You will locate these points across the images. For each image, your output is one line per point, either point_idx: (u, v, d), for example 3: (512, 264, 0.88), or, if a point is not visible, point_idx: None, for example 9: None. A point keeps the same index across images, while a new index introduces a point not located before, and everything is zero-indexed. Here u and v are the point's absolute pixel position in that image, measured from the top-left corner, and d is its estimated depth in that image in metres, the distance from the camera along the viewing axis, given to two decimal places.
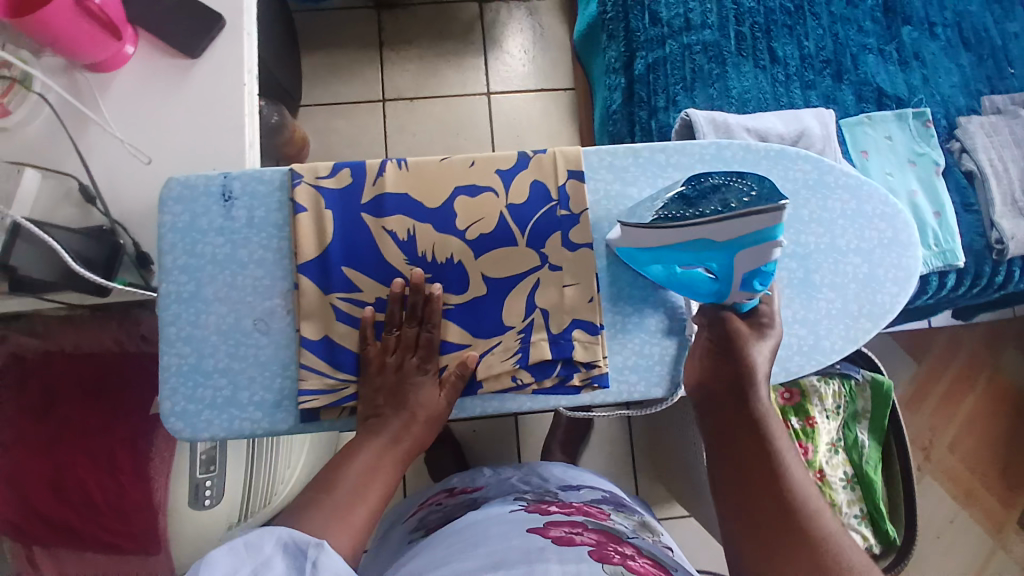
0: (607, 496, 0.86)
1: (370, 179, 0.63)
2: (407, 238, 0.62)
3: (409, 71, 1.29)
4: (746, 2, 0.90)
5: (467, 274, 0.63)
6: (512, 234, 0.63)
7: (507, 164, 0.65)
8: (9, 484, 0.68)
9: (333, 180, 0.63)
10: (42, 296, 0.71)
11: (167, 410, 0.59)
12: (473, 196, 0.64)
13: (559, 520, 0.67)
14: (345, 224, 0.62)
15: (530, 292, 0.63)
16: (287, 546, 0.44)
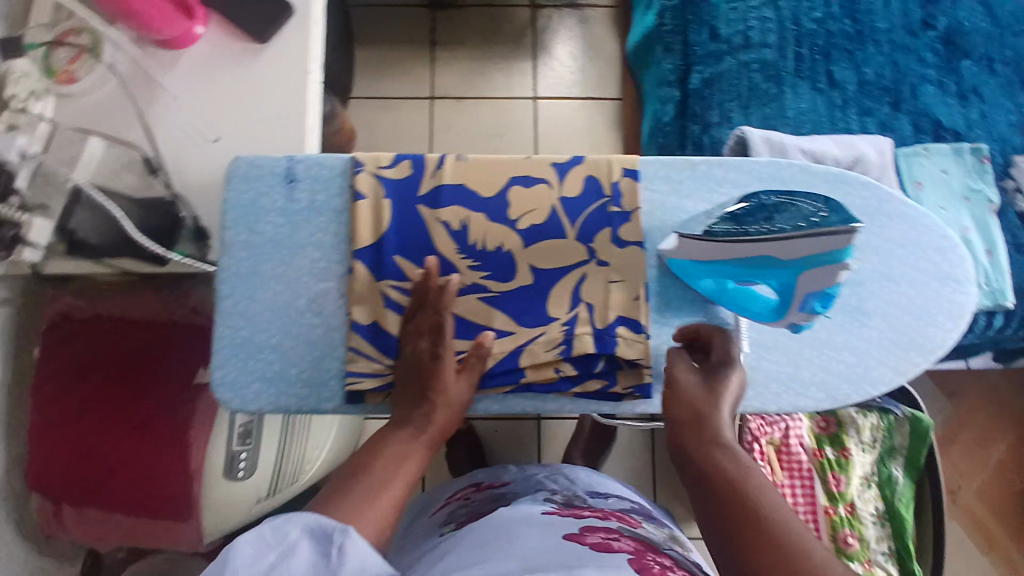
0: (636, 508, 0.86)
1: (429, 170, 0.65)
2: (460, 229, 0.63)
3: (458, 70, 1.30)
4: (807, 24, 0.89)
5: (516, 266, 0.63)
6: (562, 227, 0.64)
7: (562, 159, 0.66)
8: (46, 444, 0.73)
9: (393, 170, 0.65)
10: (101, 260, 0.73)
11: (218, 379, 0.61)
12: (528, 186, 0.65)
13: (595, 526, 0.67)
14: (401, 212, 0.64)
15: (576, 286, 0.63)
16: (314, 530, 0.43)
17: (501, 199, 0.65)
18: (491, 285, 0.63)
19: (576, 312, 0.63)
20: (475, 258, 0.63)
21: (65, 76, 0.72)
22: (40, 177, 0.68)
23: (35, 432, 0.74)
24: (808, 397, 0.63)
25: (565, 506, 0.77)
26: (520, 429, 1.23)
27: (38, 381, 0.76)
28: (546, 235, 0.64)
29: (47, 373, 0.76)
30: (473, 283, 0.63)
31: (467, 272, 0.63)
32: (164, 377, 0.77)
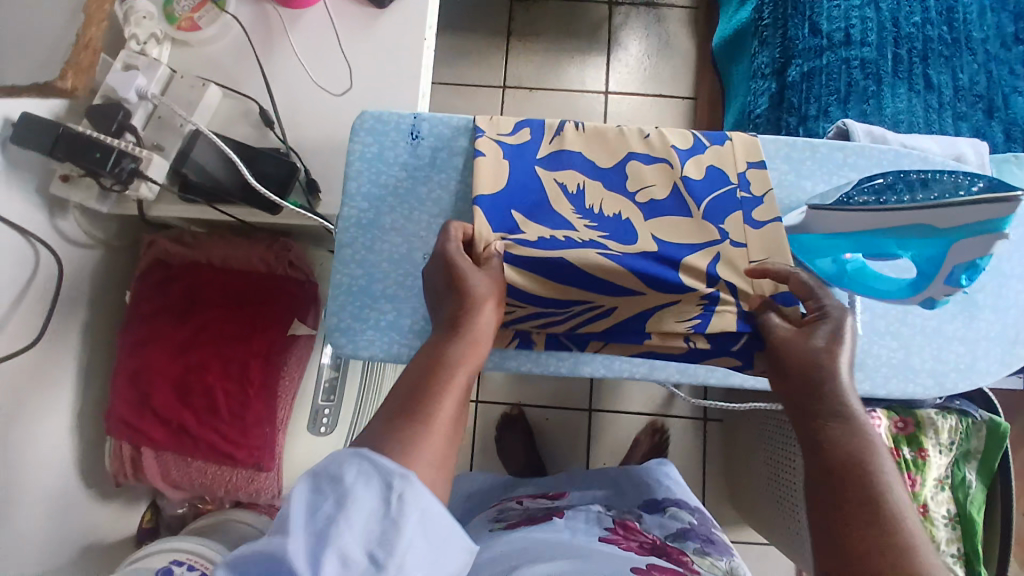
0: (705, 525, 0.76)
1: (548, 137, 0.65)
2: (576, 191, 0.63)
3: (533, 62, 1.32)
4: (906, 27, 0.91)
5: (638, 234, 0.60)
6: (687, 206, 0.62)
7: (685, 145, 0.65)
8: (138, 383, 0.75)
9: (512, 138, 0.65)
10: (214, 207, 0.75)
11: (333, 325, 0.61)
12: (648, 162, 0.64)
13: (661, 566, 0.61)
14: (522, 177, 0.63)
15: (711, 263, 0.60)
16: (370, 472, 0.37)
17: (621, 174, 0.64)
18: (611, 245, 0.60)
19: (718, 289, 0.59)
20: (593, 220, 0.62)
21: (189, 23, 0.75)
22: (155, 120, 0.72)
23: (129, 371, 0.75)
24: (916, 384, 0.63)
25: (620, 529, 0.72)
26: (571, 419, 1.23)
27: (134, 322, 0.77)
28: (667, 212, 0.62)
29: (140, 315, 0.77)
30: (592, 240, 0.60)
31: (584, 231, 0.61)
32: (261, 325, 0.77)
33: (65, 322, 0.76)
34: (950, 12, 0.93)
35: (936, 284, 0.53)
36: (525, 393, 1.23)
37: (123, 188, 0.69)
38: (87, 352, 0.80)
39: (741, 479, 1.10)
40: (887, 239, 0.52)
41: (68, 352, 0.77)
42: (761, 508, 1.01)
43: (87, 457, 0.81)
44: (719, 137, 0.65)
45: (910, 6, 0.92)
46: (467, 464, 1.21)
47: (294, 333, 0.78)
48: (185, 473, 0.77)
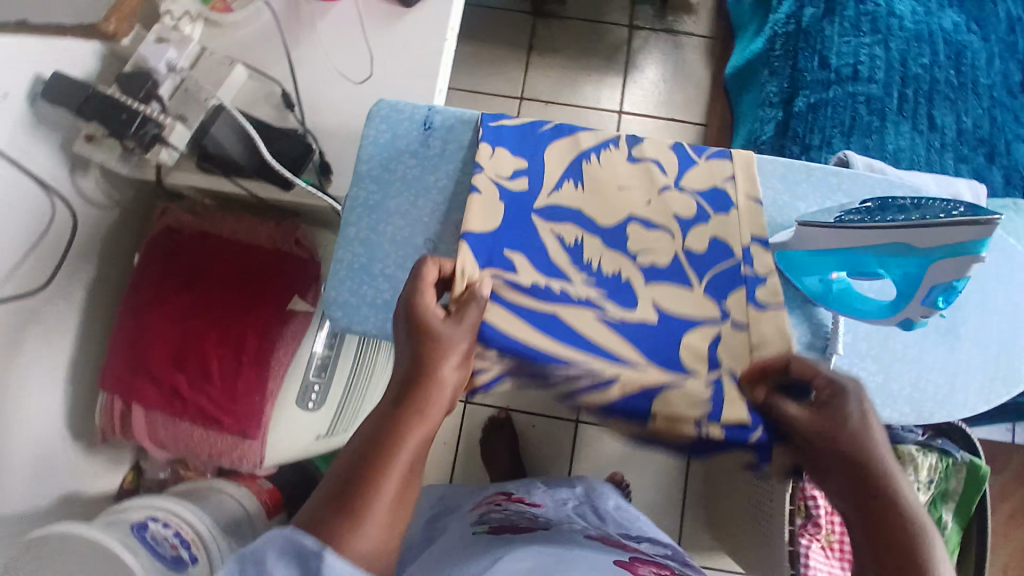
0: (674, 554, 0.77)
1: (547, 189, 0.65)
2: (574, 245, 0.64)
3: (550, 77, 1.36)
4: (914, 68, 0.94)
5: (638, 298, 0.62)
6: (688, 277, 0.63)
7: (688, 214, 0.65)
8: (135, 343, 0.76)
9: (511, 182, 0.65)
10: (230, 179, 0.77)
11: (332, 298, 0.63)
12: (647, 228, 0.65)
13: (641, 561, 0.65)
14: (521, 228, 0.64)
15: (711, 343, 0.61)
16: (290, 552, 0.36)
17: (621, 239, 0.65)
18: (612, 309, 0.62)
19: (720, 376, 0.60)
20: (592, 278, 0.63)
21: (223, 7, 0.79)
22: (181, 93, 0.74)
23: (128, 330, 0.77)
24: (893, 408, 0.64)
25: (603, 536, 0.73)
26: (557, 427, 1.23)
27: (138, 284, 0.79)
28: (666, 279, 0.63)
29: (145, 279, 0.79)
30: (590, 299, 0.62)
31: (582, 287, 0.63)
32: (261, 298, 0.79)
33: (72, 278, 0.79)
34: (958, 57, 0.96)
35: (914, 304, 0.54)
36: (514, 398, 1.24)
37: (144, 151, 0.72)
38: (90, 309, 0.82)
39: (719, 503, 1.11)
40: (869, 256, 0.55)
41: (72, 307, 0.79)
42: (737, 533, 1.02)
43: (77, 413, 0.83)
44: (723, 205, 0.65)
45: (920, 48, 0.95)
46: (450, 463, 1.22)
47: (292, 308, 0.80)
48: (172, 435, 0.78)
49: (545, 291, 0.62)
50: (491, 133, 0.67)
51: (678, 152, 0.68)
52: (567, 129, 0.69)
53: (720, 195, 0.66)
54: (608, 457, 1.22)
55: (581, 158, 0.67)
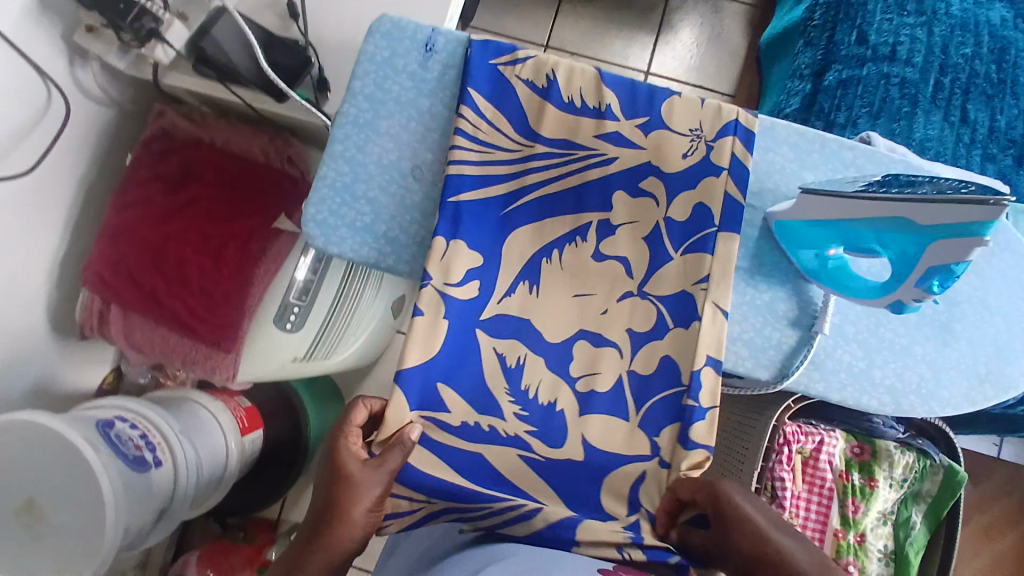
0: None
1: (497, 297, 0.59)
2: (515, 366, 0.58)
3: (579, 27, 1.30)
4: (954, 57, 0.89)
5: (566, 435, 0.56)
6: (625, 407, 0.57)
7: (643, 328, 0.59)
8: (118, 241, 0.76)
9: (460, 292, 0.58)
10: (225, 85, 0.75)
11: (310, 214, 0.62)
12: (596, 345, 0.58)
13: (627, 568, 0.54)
14: (459, 342, 0.57)
15: (632, 484, 0.55)
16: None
17: (564, 351, 0.58)
18: (536, 445, 0.56)
19: (638, 517, 0.55)
20: (524, 406, 0.57)
21: None
22: None
23: (112, 229, 0.77)
24: (872, 397, 0.62)
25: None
26: None
27: (129, 182, 0.79)
28: (603, 408, 0.57)
29: (137, 178, 0.79)
30: (517, 436, 0.56)
31: (512, 420, 0.56)
32: (249, 212, 0.79)
33: (63, 171, 0.77)
34: (1003, 51, 0.90)
35: (909, 286, 0.51)
36: None
37: (140, 45, 0.69)
38: (81, 204, 0.82)
39: None
40: (866, 230, 0.52)
41: (61, 200, 0.78)
42: None
43: (59, 308, 0.83)
44: (685, 318, 0.58)
45: (963, 37, 0.90)
46: None
47: (276, 227, 0.79)
48: (148, 339, 0.79)
49: (468, 428, 0.56)
50: (449, 218, 0.59)
51: (653, 246, 0.60)
52: (538, 214, 0.61)
53: (686, 302, 0.59)
54: None
55: (541, 255, 0.60)
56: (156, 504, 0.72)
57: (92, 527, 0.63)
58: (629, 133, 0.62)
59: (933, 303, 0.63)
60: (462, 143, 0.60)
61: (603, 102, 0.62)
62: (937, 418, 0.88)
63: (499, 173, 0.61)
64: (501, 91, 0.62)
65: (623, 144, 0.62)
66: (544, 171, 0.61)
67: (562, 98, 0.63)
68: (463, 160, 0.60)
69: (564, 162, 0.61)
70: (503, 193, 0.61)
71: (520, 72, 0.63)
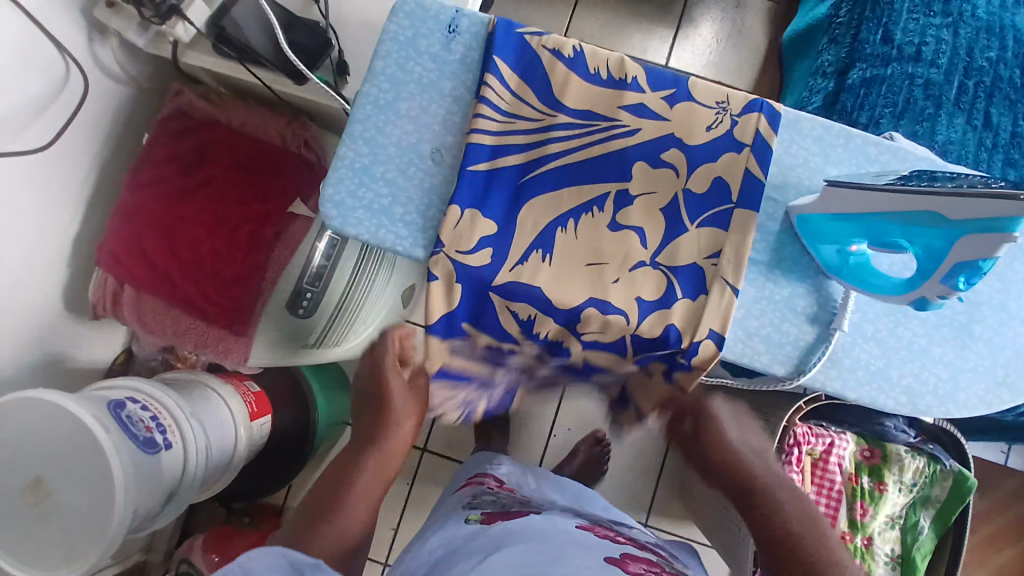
0: (660, 545, 0.73)
1: (511, 262, 0.59)
2: (526, 320, 0.61)
3: (600, 19, 1.29)
4: (980, 60, 0.88)
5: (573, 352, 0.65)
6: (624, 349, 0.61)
7: (653, 295, 0.59)
8: (133, 220, 0.76)
9: (474, 257, 0.59)
10: (245, 65, 0.75)
11: (328, 194, 0.61)
12: (604, 312, 0.58)
13: (634, 554, 0.59)
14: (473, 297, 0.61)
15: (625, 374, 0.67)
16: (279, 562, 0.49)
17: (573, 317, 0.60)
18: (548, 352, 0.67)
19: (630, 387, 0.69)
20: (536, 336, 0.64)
21: None
22: None
23: (126, 209, 0.77)
24: (889, 396, 0.61)
25: (595, 527, 0.67)
26: None
27: (145, 160, 0.78)
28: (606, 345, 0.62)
29: (153, 155, 0.78)
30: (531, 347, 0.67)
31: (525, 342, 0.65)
32: (264, 195, 0.79)
33: (80, 147, 0.77)
34: None
35: (933, 282, 0.50)
36: None
37: (160, 23, 0.69)
38: (96, 181, 0.81)
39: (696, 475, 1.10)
40: (893, 225, 0.51)
41: (78, 175, 0.78)
42: (708, 502, 1.02)
43: (72, 285, 0.82)
44: (695, 289, 0.59)
45: (988, 41, 0.89)
46: None
47: (292, 213, 0.79)
48: (159, 318, 0.78)
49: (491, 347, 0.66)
50: (467, 188, 0.60)
51: (670, 217, 0.60)
52: (557, 181, 0.61)
53: (696, 274, 0.59)
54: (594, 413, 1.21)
55: (556, 224, 0.60)
56: (166, 487, 0.73)
57: (102, 507, 0.63)
58: (654, 105, 0.62)
59: (954, 303, 0.62)
60: (484, 111, 0.61)
61: (627, 74, 0.62)
62: (948, 423, 0.86)
63: (518, 143, 0.61)
64: (527, 62, 0.62)
65: (646, 116, 0.61)
66: (566, 140, 0.61)
67: (586, 67, 0.63)
68: (483, 128, 0.61)
69: (586, 133, 0.61)
70: (520, 162, 0.61)
71: (545, 42, 0.63)
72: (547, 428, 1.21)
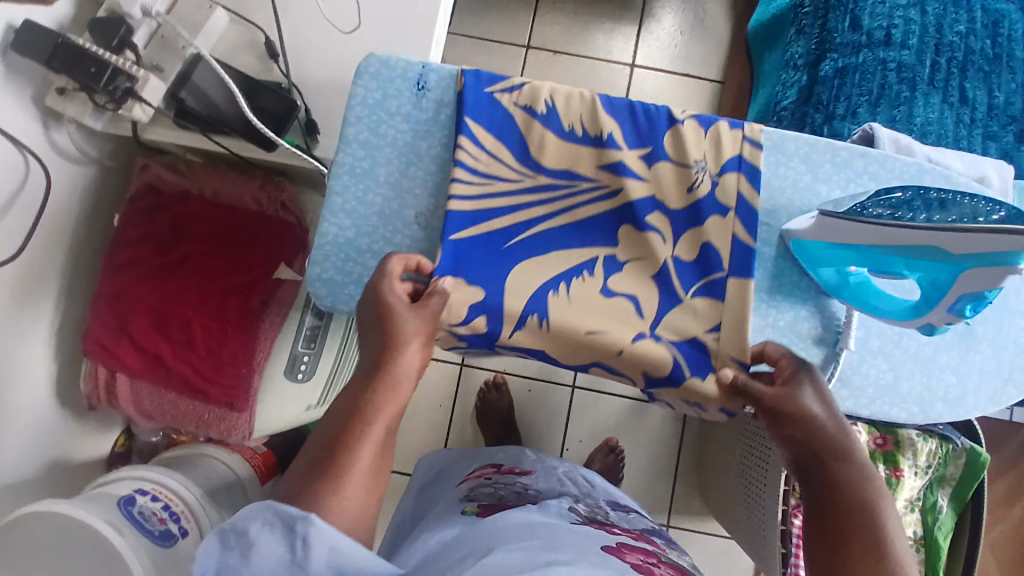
0: (659, 529, 0.73)
1: (507, 331, 0.58)
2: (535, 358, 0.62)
3: (561, 23, 1.26)
4: (949, 35, 0.87)
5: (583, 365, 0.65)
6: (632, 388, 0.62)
7: (658, 373, 0.58)
8: (114, 309, 0.74)
9: (467, 329, 0.58)
10: (209, 137, 0.72)
11: (314, 275, 0.60)
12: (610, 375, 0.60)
13: (631, 544, 0.59)
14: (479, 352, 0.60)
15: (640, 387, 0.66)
16: (274, 521, 0.38)
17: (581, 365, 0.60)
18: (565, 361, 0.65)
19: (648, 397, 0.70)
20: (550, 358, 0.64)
21: None
22: (158, 40, 0.69)
23: (106, 297, 0.74)
24: (902, 408, 0.61)
25: (592, 519, 0.66)
26: (552, 391, 1.22)
27: (118, 245, 0.76)
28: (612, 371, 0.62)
29: (125, 239, 0.76)
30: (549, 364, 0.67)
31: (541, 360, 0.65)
32: (246, 264, 0.77)
33: (51, 242, 0.75)
34: (996, 26, 0.89)
35: (939, 310, 0.51)
36: (509, 362, 1.21)
37: (116, 106, 0.66)
38: (72, 270, 0.79)
39: (712, 471, 1.11)
40: (893, 257, 0.52)
41: (53, 269, 0.76)
42: (728, 498, 1.02)
43: (62, 380, 0.80)
44: (701, 369, 0.57)
45: (957, 14, 0.88)
46: (445, 424, 1.20)
47: (277, 278, 0.78)
48: (156, 404, 0.77)
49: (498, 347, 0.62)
50: (451, 258, 0.58)
51: (662, 283, 0.59)
52: (544, 245, 0.60)
53: (699, 351, 0.58)
54: (603, 422, 1.21)
55: (548, 287, 0.59)
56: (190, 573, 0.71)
57: None
58: (634, 164, 0.61)
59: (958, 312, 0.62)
60: (461, 175, 0.59)
61: (602, 131, 0.61)
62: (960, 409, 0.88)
63: (501, 206, 0.60)
64: (498, 122, 0.61)
65: (628, 177, 0.60)
66: (548, 204, 0.60)
67: (561, 125, 0.61)
68: (461, 197, 0.59)
69: (567, 196, 0.60)
70: (505, 225, 0.60)
71: (517, 99, 0.61)
72: (558, 443, 1.21)
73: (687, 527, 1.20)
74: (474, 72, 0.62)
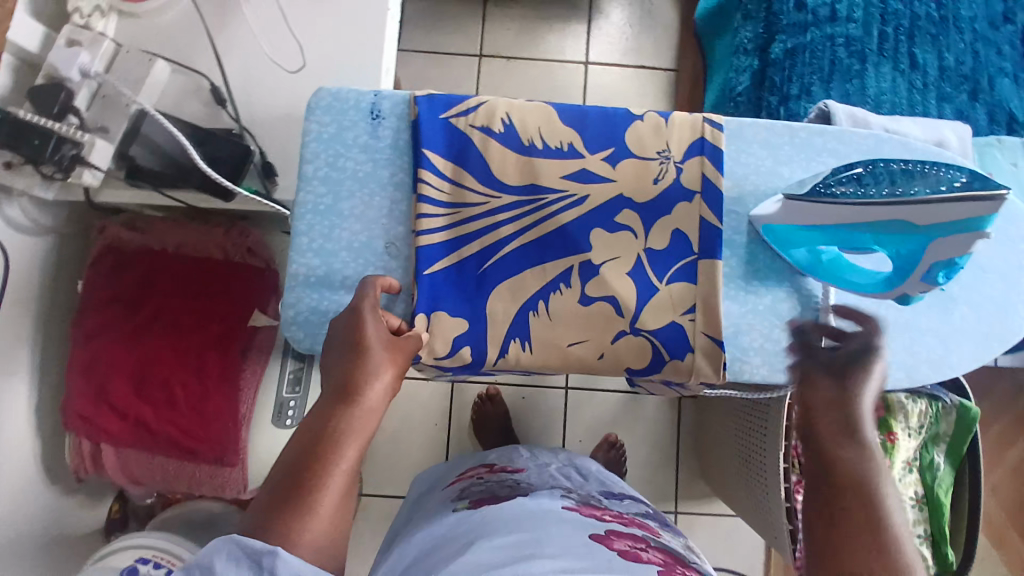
0: (654, 514, 0.72)
1: (490, 360, 0.58)
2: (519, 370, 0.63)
3: (511, 29, 1.26)
4: (893, 3, 0.88)
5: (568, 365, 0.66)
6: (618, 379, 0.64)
7: (640, 365, 0.59)
8: (90, 377, 0.72)
9: (452, 360, 0.58)
10: (163, 193, 0.71)
11: (290, 318, 0.59)
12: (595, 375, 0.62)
13: (620, 531, 0.59)
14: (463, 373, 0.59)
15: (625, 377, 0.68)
16: (239, 556, 0.38)
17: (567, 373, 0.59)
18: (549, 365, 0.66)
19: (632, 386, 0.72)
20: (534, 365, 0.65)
21: None
22: (99, 100, 0.67)
23: (81, 364, 0.73)
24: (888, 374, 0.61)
25: (583, 506, 0.65)
26: (546, 395, 1.21)
27: (87, 309, 0.75)
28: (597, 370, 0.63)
29: (94, 303, 0.74)
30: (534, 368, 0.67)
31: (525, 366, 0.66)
32: (219, 314, 0.75)
33: (16, 316, 0.73)
34: None
35: (913, 280, 0.53)
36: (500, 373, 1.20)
37: (65, 176, 0.65)
38: (42, 341, 0.77)
39: (712, 455, 1.11)
40: (863, 233, 0.52)
41: (21, 345, 0.73)
42: (731, 479, 1.02)
43: (46, 454, 0.78)
44: (679, 351, 0.58)
45: None
46: (444, 442, 1.19)
47: (254, 325, 0.76)
48: (145, 467, 0.75)
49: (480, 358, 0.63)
50: (427, 294, 0.58)
51: (638, 280, 0.59)
52: (517, 261, 0.59)
53: (678, 334, 0.58)
54: (601, 420, 1.21)
55: (527, 309, 0.59)
56: None
57: None
58: (598, 168, 0.60)
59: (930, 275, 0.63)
60: (427, 209, 0.59)
61: (563, 141, 0.60)
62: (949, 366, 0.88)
63: (472, 229, 0.59)
64: (456, 145, 0.60)
65: (593, 180, 0.60)
66: (515, 220, 0.59)
67: (518, 139, 0.60)
68: (431, 228, 0.59)
69: (533, 208, 0.60)
70: (476, 251, 0.59)
71: (474, 121, 0.61)
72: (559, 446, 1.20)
73: (694, 513, 1.20)
74: (427, 98, 0.61)
